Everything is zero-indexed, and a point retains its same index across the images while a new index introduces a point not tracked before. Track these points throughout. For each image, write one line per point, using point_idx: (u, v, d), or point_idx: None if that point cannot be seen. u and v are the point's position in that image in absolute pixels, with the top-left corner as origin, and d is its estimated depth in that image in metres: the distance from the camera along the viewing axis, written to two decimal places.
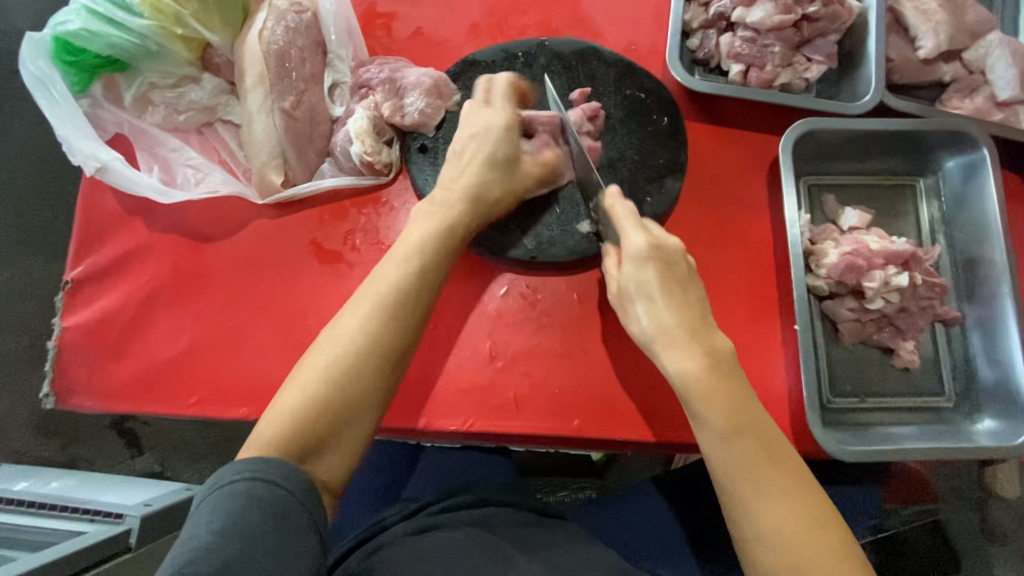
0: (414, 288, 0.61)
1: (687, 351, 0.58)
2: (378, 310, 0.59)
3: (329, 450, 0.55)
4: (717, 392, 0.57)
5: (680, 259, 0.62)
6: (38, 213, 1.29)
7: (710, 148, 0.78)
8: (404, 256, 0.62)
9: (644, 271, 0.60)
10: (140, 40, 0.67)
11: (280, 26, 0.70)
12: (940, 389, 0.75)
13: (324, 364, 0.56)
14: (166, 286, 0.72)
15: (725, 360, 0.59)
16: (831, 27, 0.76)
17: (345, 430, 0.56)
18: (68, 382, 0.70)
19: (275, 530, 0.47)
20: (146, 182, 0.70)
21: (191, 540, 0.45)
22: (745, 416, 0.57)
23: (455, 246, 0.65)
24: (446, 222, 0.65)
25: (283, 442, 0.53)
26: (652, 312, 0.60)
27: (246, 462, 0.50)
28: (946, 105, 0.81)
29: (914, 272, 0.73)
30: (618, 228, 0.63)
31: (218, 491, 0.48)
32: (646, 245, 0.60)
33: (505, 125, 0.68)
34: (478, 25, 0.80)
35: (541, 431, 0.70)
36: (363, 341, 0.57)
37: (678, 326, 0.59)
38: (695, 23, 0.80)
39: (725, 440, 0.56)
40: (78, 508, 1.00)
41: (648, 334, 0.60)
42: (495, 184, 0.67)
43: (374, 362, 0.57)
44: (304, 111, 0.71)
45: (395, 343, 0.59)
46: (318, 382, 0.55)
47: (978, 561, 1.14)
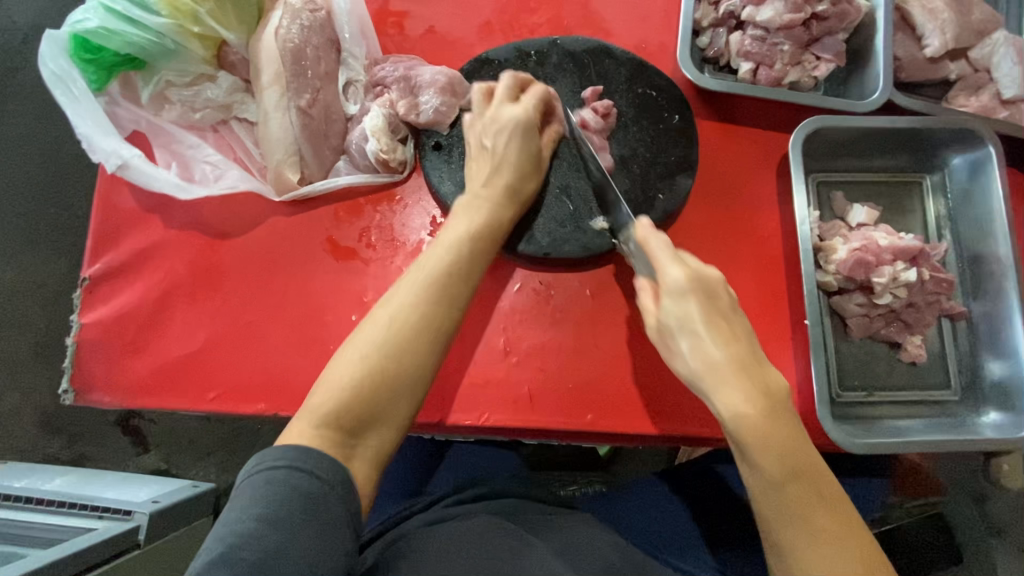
0: (458, 273, 0.62)
1: (740, 394, 0.55)
2: (426, 294, 0.60)
3: (379, 428, 0.57)
4: (771, 438, 0.54)
5: (722, 290, 0.59)
6: (43, 211, 1.29)
7: (720, 146, 0.79)
8: (448, 243, 0.64)
9: (687, 307, 0.57)
10: (158, 39, 0.68)
11: (294, 24, 0.71)
12: (946, 383, 0.77)
13: (374, 345, 0.57)
14: (182, 283, 0.73)
15: (778, 400, 0.56)
16: (838, 26, 0.77)
17: (393, 409, 0.57)
18: (86, 379, 0.70)
19: (312, 521, 0.47)
20: (166, 177, 0.70)
21: (233, 524, 0.46)
22: (798, 460, 0.55)
23: (493, 236, 0.66)
24: (485, 209, 0.67)
25: (329, 421, 0.54)
26: (698, 351, 0.57)
27: (289, 449, 0.51)
28: (951, 103, 0.83)
29: (921, 268, 0.74)
30: (653, 261, 0.60)
31: (261, 476, 0.49)
32: (688, 280, 0.58)
33: (526, 123, 0.68)
34: (490, 23, 0.81)
35: (555, 426, 0.71)
36: (412, 325, 0.58)
37: (727, 364, 0.56)
38: (705, 22, 0.80)
39: (780, 484, 0.55)
40: (87, 504, 1.01)
41: (695, 373, 0.58)
42: (528, 180, 0.69)
43: (425, 345, 0.59)
44: (319, 109, 0.72)
45: (442, 324, 0.60)
46: (368, 363, 0.56)
47: (978, 553, 1.16)
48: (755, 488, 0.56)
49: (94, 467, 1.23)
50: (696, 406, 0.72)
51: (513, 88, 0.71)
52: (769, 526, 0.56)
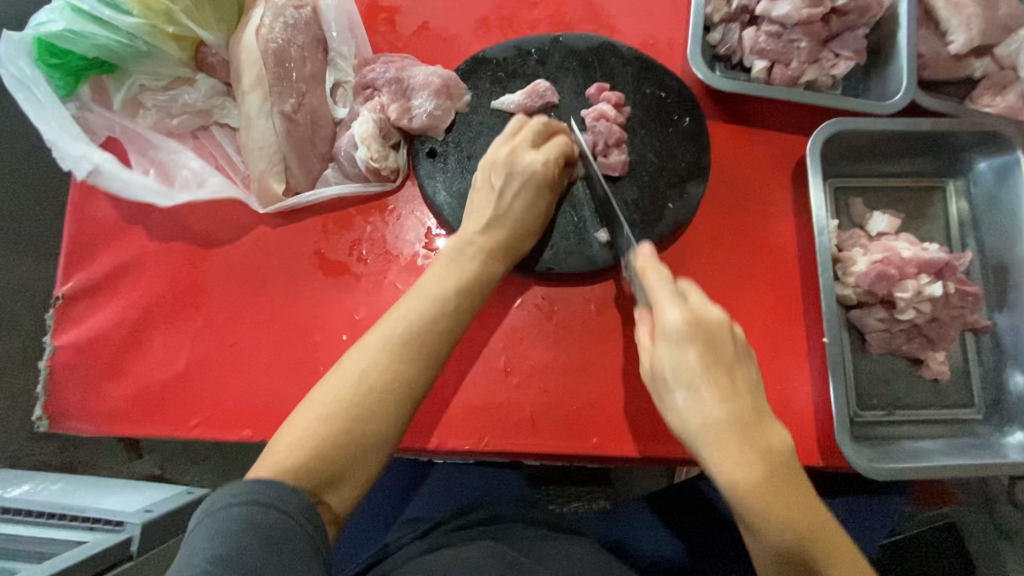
0: (437, 330, 0.58)
1: (739, 455, 0.53)
2: (401, 352, 0.56)
3: (343, 486, 0.52)
4: (773, 502, 0.52)
5: (725, 335, 0.56)
6: (27, 212, 1.24)
7: (733, 150, 0.75)
8: (428, 295, 0.59)
9: (684, 356, 0.54)
10: (129, 40, 0.63)
11: (278, 23, 0.66)
12: (969, 401, 0.73)
13: (341, 405, 0.53)
14: (162, 302, 0.68)
15: (782, 459, 0.54)
16: (859, 21, 0.72)
17: (356, 473, 0.53)
18: (62, 405, 0.66)
19: (273, 554, 0.44)
20: (144, 184, 0.66)
21: (185, 572, 0.42)
22: (806, 527, 0.52)
23: (480, 290, 0.62)
24: (473, 261, 0.62)
25: (285, 476, 0.50)
26: (695, 402, 0.54)
27: (243, 485, 0.47)
28: (975, 103, 0.77)
29: (947, 282, 0.70)
30: (652, 296, 0.57)
31: (213, 517, 0.45)
32: (685, 320, 0.55)
33: (542, 177, 0.63)
34: (487, 19, 0.76)
35: (559, 450, 0.68)
36: (378, 390, 0.54)
37: (728, 422, 0.53)
38: (717, 16, 0.76)
39: (790, 553, 0.52)
40: (77, 515, 0.97)
41: (690, 429, 0.54)
42: (526, 238, 0.65)
43: (392, 405, 0.54)
44: (305, 115, 0.67)
45: (411, 383, 0.56)
46: (334, 424, 0.52)
47: (992, 560, 1.14)
48: (761, 554, 0.54)
49: (86, 473, 1.20)
50: None
51: (542, 134, 0.66)
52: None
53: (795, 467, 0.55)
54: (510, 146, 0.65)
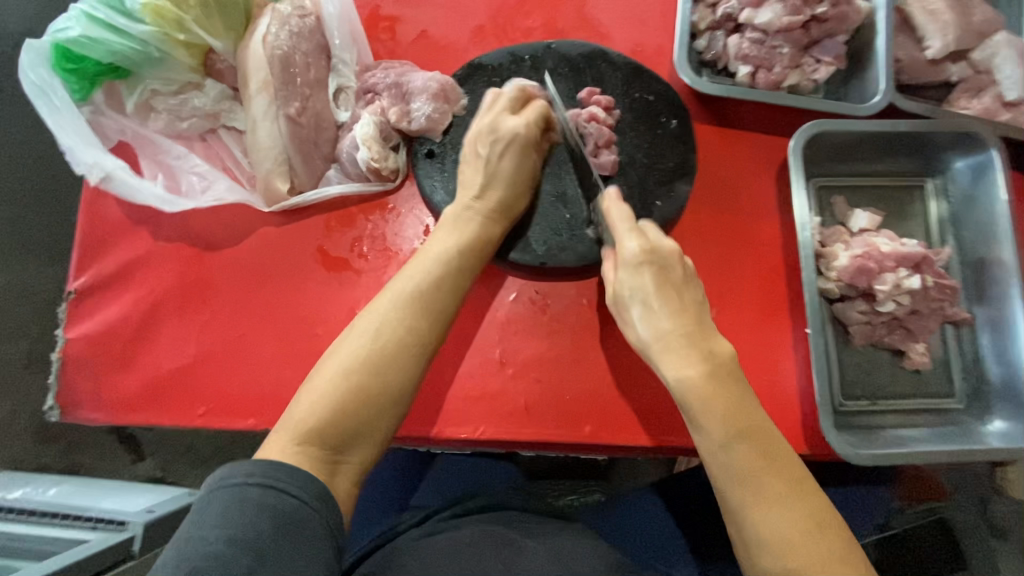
0: (444, 290, 0.61)
1: (685, 359, 0.58)
2: (412, 310, 0.59)
3: (364, 442, 0.55)
4: (715, 399, 0.56)
5: (676, 263, 0.63)
6: (35, 218, 1.27)
7: (719, 151, 0.78)
8: (436, 257, 0.62)
9: (638, 277, 0.62)
10: (142, 47, 0.66)
11: (283, 31, 0.69)
12: (950, 391, 0.75)
13: (358, 362, 0.56)
14: (171, 296, 0.71)
15: (725, 364, 0.59)
16: (839, 28, 0.76)
17: (376, 425, 0.55)
18: (73, 395, 0.69)
19: (290, 536, 0.46)
20: (150, 191, 0.68)
21: (198, 545, 0.44)
22: (745, 421, 0.56)
23: (481, 250, 0.65)
24: (471, 224, 0.65)
25: (310, 439, 0.52)
26: (649, 318, 0.61)
27: (261, 465, 0.49)
28: (953, 105, 0.81)
29: (925, 275, 0.72)
30: (615, 233, 0.64)
31: (227, 495, 0.47)
32: (641, 252, 0.62)
33: (525, 138, 0.67)
34: (483, 27, 0.80)
35: (553, 438, 0.70)
36: (393, 343, 0.57)
37: (676, 331, 0.60)
38: (703, 24, 0.79)
39: (729, 441, 0.55)
40: (81, 516, 0.99)
41: (645, 341, 0.61)
42: (520, 198, 0.68)
43: (405, 361, 0.57)
44: (309, 118, 0.70)
45: (424, 337, 0.59)
46: (350, 379, 0.55)
47: (983, 555, 1.15)
48: (706, 451, 0.56)
49: (89, 475, 1.22)
50: None
51: (519, 100, 0.70)
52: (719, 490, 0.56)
53: (739, 371, 0.59)
54: (492, 112, 0.69)
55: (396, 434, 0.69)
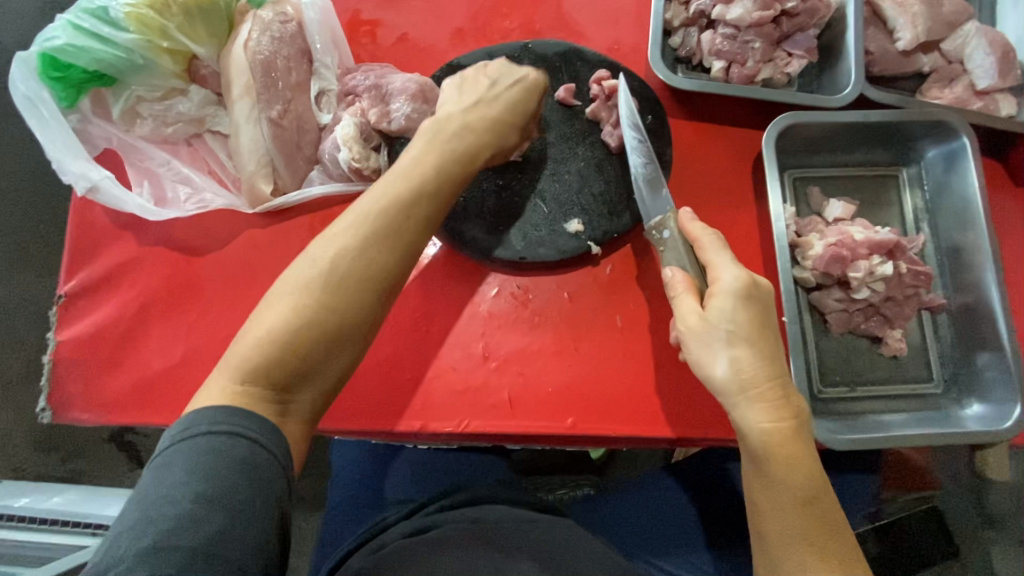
0: (409, 217, 0.59)
1: (772, 412, 0.58)
2: (378, 237, 0.57)
3: (311, 385, 0.54)
4: (794, 460, 0.57)
5: (770, 308, 0.62)
6: (32, 229, 1.29)
7: (695, 145, 0.79)
8: (401, 177, 0.61)
9: (737, 312, 0.59)
10: (126, 54, 0.68)
11: (265, 36, 0.71)
12: (929, 376, 0.76)
13: (312, 290, 0.54)
14: (159, 297, 0.73)
15: (806, 423, 0.59)
16: (810, 22, 0.78)
17: (324, 367, 0.54)
18: (64, 396, 0.70)
19: (251, 489, 0.46)
20: (135, 200, 0.70)
21: (166, 504, 0.43)
22: (817, 488, 0.57)
23: (454, 175, 0.64)
24: (456, 140, 0.65)
25: (253, 374, 0.51)
26: (737, 358, 0.58)
27: (221, 412, 0.48)
28: (926, 95, 0.83)
29: (898, 262, 0.74)
30: (707, 259, 0.63)
31: (192, 446, 0.46)
32: (740, 285, 0.60)
33: (534, 82, 0.70)
34: (462, 29, 0.81)
35: (536, 430, 0.71)
36: (353, 271, 0.56)
37: (765, 377, 0.58)
38: (677, 21, 0.80)
39: (802, 499, 0.56)
40: (81, 521, 1.03)
41: (732, 383, 0.58)
42: (512, 132, 0.68)
43: (364, 297, 0.56)
44: (291, 120, 0.72)
45: (384, 269, 0.57)
46: (304, 308, 0.54)
47: (977, 545, 1.15)
48: (764, 496, 0.58)
49: (88, 482, 1.21)
50: (680, 407, 0.72)
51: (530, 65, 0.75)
52: (761, 529, 0.58)
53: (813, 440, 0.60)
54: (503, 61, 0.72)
55: (380, 429, 0.71)
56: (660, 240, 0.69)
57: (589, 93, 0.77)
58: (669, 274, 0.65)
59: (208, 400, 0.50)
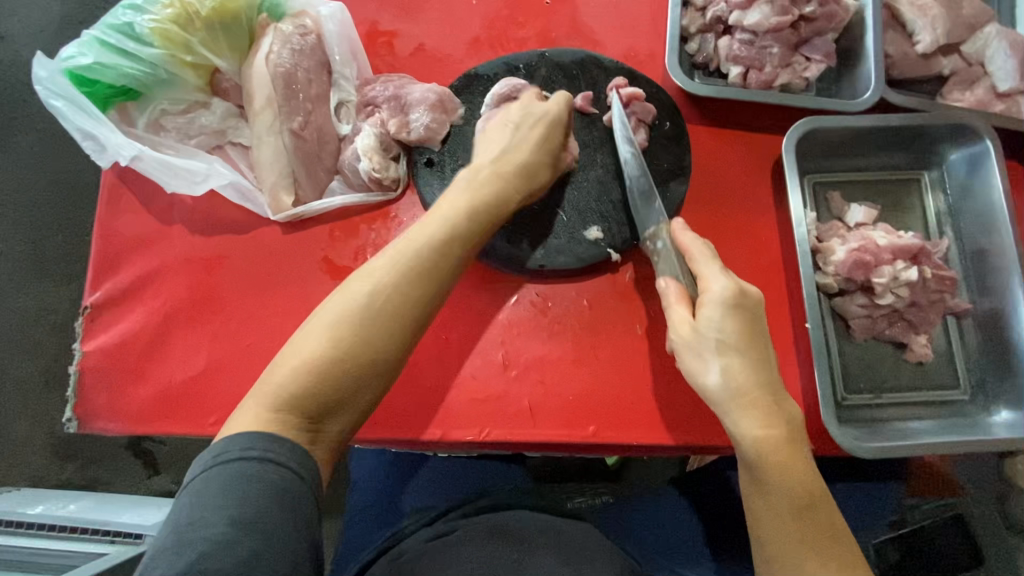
0: (445, 251, 0.60)
1: (762, 419, 0.58)
2: (410, 270, 0.58)
3: (343, 413, 0.55)
4: (788, 465, 0.57)
5: (761, 314, 0.62)
6: (51, 240, 1.31)
7: (713, 151, 0.79)
8: (439, 216, 0.62)
9: (726, 319, 0.60)
10: (152, 69, 0.70)
11: (285, 49, 0.72)
12: (955, 382, 0.75)
13: (350, 326, 0.55)
14: (182, 308, 0.73)
15: (799, 428, 0.59)
16: (827, 27, 0.78)
17: (360, 398, 0.55)
18: (90, 407, 0.71)
19: (282, 511, 0.46)
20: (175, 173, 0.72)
21: (200, 529, 0.44)
22: (812, 492, 0.57)
23: (492, 215, 0.65)
24: (489, 180, 0.66)
25: (289, 406, 0.52)
26: (730, 366, 0.59)
27: (257, 437, 0.49)
28: (947, 98, 0.81)
29: (923, 267, 0.73)
30: (699, 270, 0.64)
31: (227, 468, 0.47)
32: (730, 293, 0.61)
33: (557, 116, 0.70)
34: (478, 38, 0.82)
35: (558, 439, 0.70)
36: (391, 306, 0.56)
37: (756, 385, 0.59)
38: (693, 28, 0.80)
39: (799, 507, 0.56)
40: (100, 529, 1.04)
41: (725, 393, 0.59)
42: (542, 169, 0.69)
43: (394, 331, 0.56)
44: (312, 132, 0.73)
45: (421, 307, 0.58)
46: (338, 342, 0.54)
47: (1002, 554, 1.13)
48: (761, 504, 0.58)
49: (106, 490, 1.22)
50: (701, 415, 0.71)
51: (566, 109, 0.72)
52: (760, 538, 0.58)
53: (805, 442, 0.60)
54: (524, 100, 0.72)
55: (400, 438, 0.71)
56: (654, 251, 0.71)
57: (606, 101, 0.77)
58: (663, 285, 0.66)
59: (241, 424, 0.51)
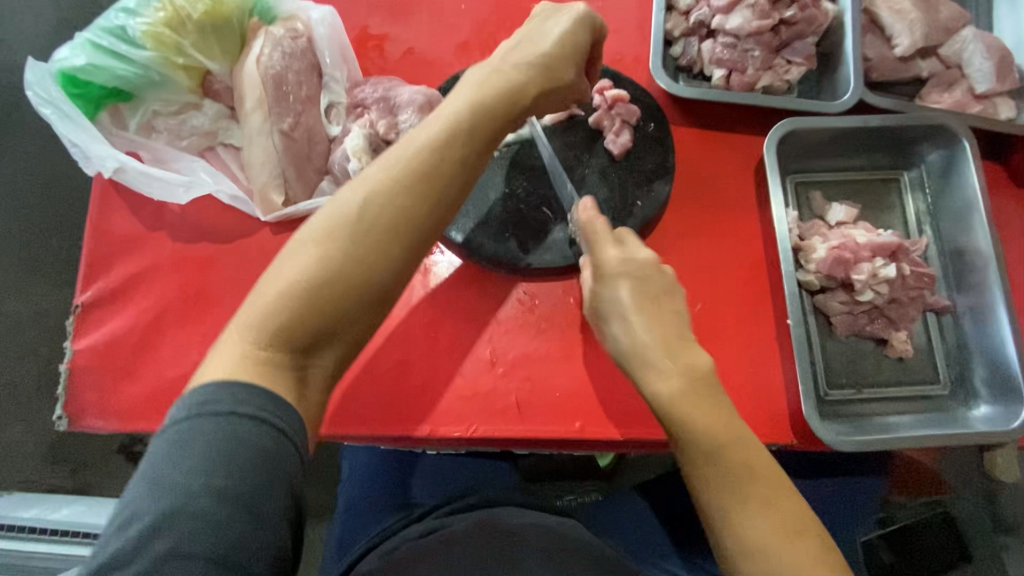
0: (447, 164, 0.54)
1: (664, 374, 0.58)
2: (404, 183, 0.52)
3: (332, 345, 0.52)
4: (697, 412, 0.57)
5: (656, 273, 0.63)
6: (44, 244, 1.31)
7: (697, 152, 0.81)
8: (438, 122, 0.56)
9: (615, 288, 0.62)
10: (143, 71, 0.71)
11: (276, 52, 0.73)
12: (935, 378, 0.76)
13: (338, 241, 0.51)
14: (173, 306, 0.74)
15: (705, 377, 0.59)
16: (809, 29, 0.79)
17: (350, 324, 0.52)
18: (81, 404, 0.71)
19: (271, 481, 0.45)
20: (160, 183, 0.73)
21: (185, 495, 0.42)
22: (736, 445, 0.56)
23: (497, 125, 0.58)
24: (499, 83, 0.59)
25: (274, 337, 0.49)
26: (632, 326, 0.60)
27: (241, 395, 0.46)
28: (925, 99, 0.83)
29: (902, 263, 0.75)
30: (592, 243, 0.64)
31: (210, 431, 0.44)
32: (618, 261, 0.62)
33: (580, 20, 0.64)
34: (467, 42, 0.83)
35: (545, 434, 0.71)
36: (384, 221, 0.52)
37: (654, 344, 0.59)
38: (677, 32, 0.82)
39: (708, 456, 0.56)
40: (91, 532, 1.04)
41: (625, 353, 0.61)
42: (563, 71, 0.62)
43: (391, 251, 0.52)
44: (302, 133, 0.74)
45: (416, 221, 0.53)
46: (325, 261, 0.50)
47: (990, 553, 1.13)
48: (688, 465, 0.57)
49: (97, 494, 1.22)
50: None
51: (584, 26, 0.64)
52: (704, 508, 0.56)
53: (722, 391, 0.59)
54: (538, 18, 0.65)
55: (389, 435, 0.72)
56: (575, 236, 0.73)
57: (591, 103, 0.79)
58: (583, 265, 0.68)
59: (219, 367, 0.48)
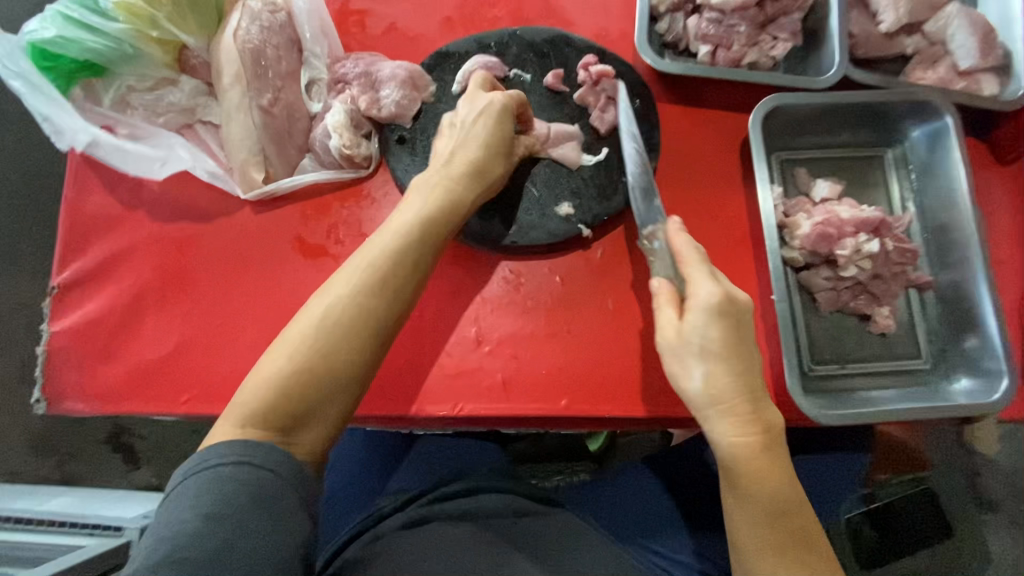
0: (403, 265, 0.62)
1: (740, 427, 0.59)
2: (366, 288, 0.59)
3: (310, 429, 0.55)
4: (763, 472, 0.59)
5: (748, 317, 0.62)
6: (24, 232, 1.28)
7: (683, 129, 0.80)
8: (394, 231, 0.63)
9: (709, 327, 0.59)
10: (117, 44, 0.69)
11: (254, 25, 0.71)
12: (917, 352, 0.77)
13: (303, 345, 0.56)
14: (153, 288, 0.73)
15: (777, 436, 0.60)
16: (793, 5, 0.79)
17: (325, 410, 0.56)
18: (60, 386, 0.70)
19: (259, 513, 0.47)
20: (142, 153, 0.72)
21: (176, 525, 0.46)
22: (788, 500, 0.59)
23: (447, 222, 0.66)
24: (442, 187, 0.67)
25: (255, 426, 0.53)
26: (711, 373, 0.59)
27: (233, 445, 0.50)
28: (909, 76, 0.84)
29: (885, 239, 0.75)
30: (687, 273, 0.62)
31: (202, 472, 0.49)
32: (718, 297, 0.59)
33: (502, 108, 0.70)
34: (451, 18, 0.82)
35: (530, 412, 0.71)
36: (343, 323, 0.58)
37: (735, 395, 0.59)
38: (663, 7, 0.80)
39: (765, 505, 0.59)
40: (77, 522, 1.03)
41: (702, 399, 0.60)
42: (497, 161, 0.70)
43: (358, 345, 0.58)
44: (282, 108, 0.73)
45: (376, 321, 0.59)
46: (296, 362, 0.56)
47: (972, 528, 1.15)
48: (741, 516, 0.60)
49: (85, 485, 1.21)
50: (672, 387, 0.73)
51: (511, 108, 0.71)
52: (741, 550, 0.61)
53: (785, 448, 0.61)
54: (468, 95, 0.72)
55: (372, 415, 0.71)
56: (650, 250, 0.68)
57: (576, 79, 0.78)
58: (655, 288, 0.65)
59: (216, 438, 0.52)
